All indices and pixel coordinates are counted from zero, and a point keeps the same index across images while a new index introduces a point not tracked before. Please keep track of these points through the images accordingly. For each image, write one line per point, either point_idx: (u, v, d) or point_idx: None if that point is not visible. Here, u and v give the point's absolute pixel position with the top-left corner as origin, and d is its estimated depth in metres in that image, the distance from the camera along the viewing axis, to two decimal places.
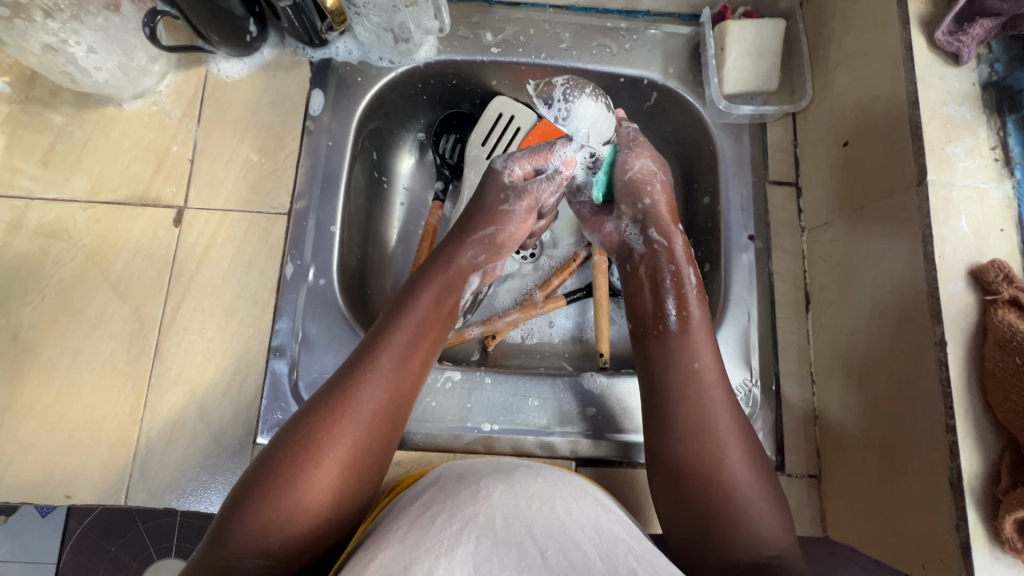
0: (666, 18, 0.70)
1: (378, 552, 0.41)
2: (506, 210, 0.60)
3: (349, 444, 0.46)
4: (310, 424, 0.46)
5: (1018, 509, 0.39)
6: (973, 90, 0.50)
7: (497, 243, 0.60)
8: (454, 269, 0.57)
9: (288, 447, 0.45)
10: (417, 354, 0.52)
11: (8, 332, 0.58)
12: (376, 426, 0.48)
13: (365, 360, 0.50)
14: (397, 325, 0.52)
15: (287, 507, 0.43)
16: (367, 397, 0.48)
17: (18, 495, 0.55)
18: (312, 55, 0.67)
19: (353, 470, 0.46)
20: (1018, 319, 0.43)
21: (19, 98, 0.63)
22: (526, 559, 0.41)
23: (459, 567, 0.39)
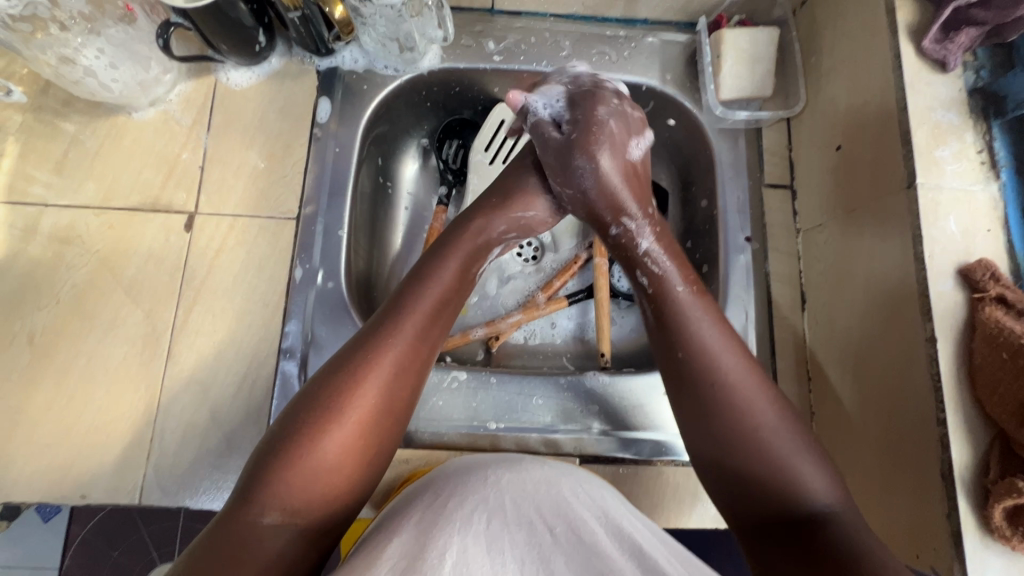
0: (664, 27, 0.72)
1: (394, 536, 0.43)
2: (548, 197, 0.62)
3: (371, 402, 0.47)
4: (331, 384, 0.47)
5: (1006, 498, 0.41)
6: (960, 96, 0.52)
7: (530, 227, 0.63)
8: (483, 240, 0.59)
9: (310, 408, 0.46)
10: (437, 318, 0.53)
11: (23, 336, 0.59)
12: (398, 387, 0.49)
13: (386, 323, 0.51)
14: (416, 289, 0.53)
15: (310, 464, 0.44)
16: (388, 358, 0.49)
17: (33, 495, 0.56)
18: (319, 64, 0.68)
19: (373, 428, 0.47)
20: (1004, 316, 0.45)
21: (33, 107, 0.64)
22: (537, 537, 0.44)
23: (472, 544, 0.42)
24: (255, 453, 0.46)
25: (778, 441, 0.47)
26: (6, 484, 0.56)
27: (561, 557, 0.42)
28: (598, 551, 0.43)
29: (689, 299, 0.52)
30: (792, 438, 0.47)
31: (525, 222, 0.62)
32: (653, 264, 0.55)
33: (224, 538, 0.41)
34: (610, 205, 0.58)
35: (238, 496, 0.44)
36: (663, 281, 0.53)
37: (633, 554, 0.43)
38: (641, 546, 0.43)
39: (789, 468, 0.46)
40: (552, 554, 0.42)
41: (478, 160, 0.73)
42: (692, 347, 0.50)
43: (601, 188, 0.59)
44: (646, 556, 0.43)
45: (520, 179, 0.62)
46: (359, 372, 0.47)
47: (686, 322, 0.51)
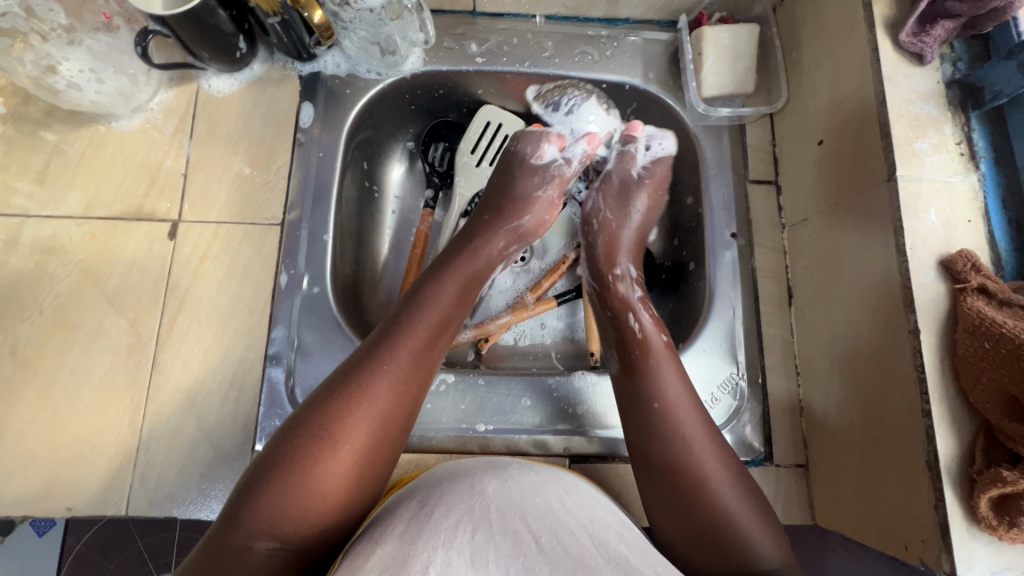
0: (646, 25, 0.72)
1: (379, 548, 0.43)
2: (538, 195, 0.65)
3: (365, 432, 0.46)
4: (325, 411, 0.46)
5: (992, 488, 0.41)
6: (938, 88, 0.52)
7: (525, 232, 0.64)
8: (484, 257, 0.60)
9: (304, 434, 0.45)
10: (433, 344, 0.53)
11: (6, 348, 0.59)
12: (394, 416, 0.49)
13: (382, 349, 0.50)
14: (414, 312, 0.53)
15: (302, 493, 0.44)
16: (382, 388, 0.48)
17: (18, 509, 0.55)
18: (301, 69, 0.68)
19: (366, 458, 0.46)
20: (985, 305, 0.45)
21: (13, 118, 0.64)
22: (522, 547, 0.43)
23: (456, 556, 0.41)
24: (243, 475, 0.46)
25: (736, 513, 0.47)
26: None
27: (545, 568, 0.41)
28: (584, 563, 0.42)
29: (664, 350, 0.55)
30: (743, 495, 0.48)
31: (522, 229, 0.64)
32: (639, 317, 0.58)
33: (217, 558, 0.42)
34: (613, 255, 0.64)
35: (224, 522, 0.43)
36: (648, 335, 0.56)
37: (619, 566, 0.42)
38: (628, 559, 0.43)
39: (734, 526, 0.46)
40: (535, 565, 0.41)
41: (464, 163, 0.73)
42: (666, 395, 0.51)
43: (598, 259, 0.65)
44: (632, 567, 0.42)
45: (510, 186, 0.65)
46: (353, 400, 0.47)
47: (653, 365, 0.54)
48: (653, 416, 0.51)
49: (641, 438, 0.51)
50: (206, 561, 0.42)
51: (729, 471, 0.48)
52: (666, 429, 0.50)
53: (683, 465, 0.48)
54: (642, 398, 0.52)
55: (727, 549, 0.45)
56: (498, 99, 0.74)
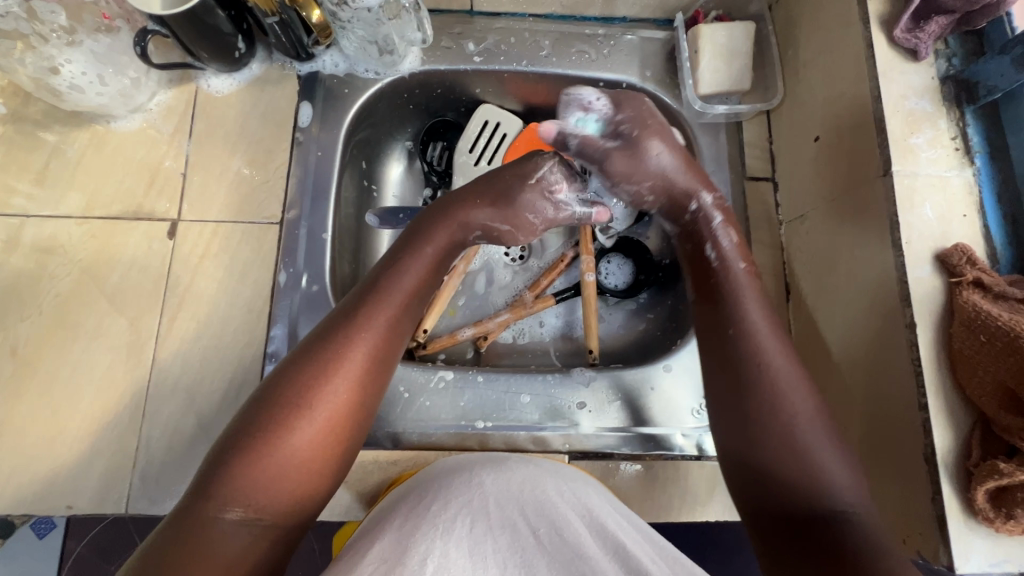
0: (643, 24, 0.72)
1: (380, 535, 0.44)
2: (528, 216, 0.61)
3: (339, 396, 0.47)
4: (297, 380, 0.47)
5: (988, 480, 0.42)
6: (933, 84, 0.52)
7: (498, 238, 0.62)
8: (459, 235, 0.59)
9: (277, 403, 0.46)
10: (407, 312, 0.53)
11: (6, 348, 0.59)
12: (367, 381, 0.49)
13: (355, 318, 0.50)
14: (389, 282, 0.53)
15: (275, 460, 0.44)
16: (355, 355, 0.49)
17: (18, 508, 0.55)
18: (299, 69, 0.68)
19: (339, 422, 0.47)
20: (981, 298, 0.45)
21: (13, 119, 0.64)
22: (520, 540, 0.44)
23: (455, 550, 0.42)
24: (212, 447, 0.45)
25: (813, 442, 0.46)
26: None
27: (543, 560, 0.43)
28: (581, 553, 0.43)
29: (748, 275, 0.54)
30: (824, 432, 0.47)
31: (500, 232, 0.62)
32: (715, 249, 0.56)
33: (184, 533, 0.40)
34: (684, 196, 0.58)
35: (196, 491, 0.43)
36: (727, 258, 0.55)
37: (617, 555, 0.43)
38: (627, 548, 0.44)
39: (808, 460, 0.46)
40: (533, 558, 0.43)
41: (462, 161, 0.73)
42: (745, 327, 0.51)
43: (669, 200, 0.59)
44: (631, 558, 0.43)
45: (508, 189, 0.60)
46: (327, 366, 0.47)
47: (736, 296, 0.53)
48: (736, 354, 0.51)
49: (733, 367, 0.50)
50: (174, 532, 0.40)
51: (811, 402, 0.48)
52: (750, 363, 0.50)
53: (762, 403, 0.48)
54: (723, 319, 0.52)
55: (796, 487, 0.45)
56: (496, 98, 0.75)
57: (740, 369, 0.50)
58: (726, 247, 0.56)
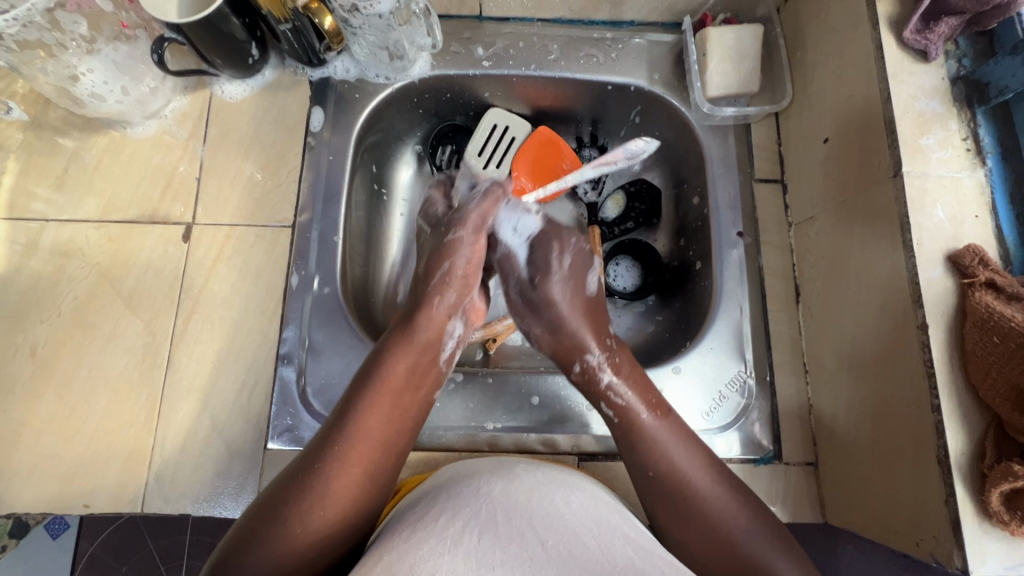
0: (650, 28, 0.73)
1: (385, 553, 0.43)
2: (451, 239, 0.57)
3: (352, 472, 0.48)
4: (315, 466, 0.48)
5: (1003, 483, 0.41)
6: (943, 85, 0.52)
7: (456, 275, 0.56)
8: (449, 305, 0.56)
9: (291, 488, 0.47)
10: (412, 389, 0.53)
11: (26, 349, 0.60)
12: (376, 464, 0.49)
13: (358, 400, 0.51)
14: (391, 360, 0.53)
15: (288, 542, 0.45)
16: (363, 442, 0.49)
17: (36, 507, 0.56)
18: (311, 75, 0.69)
19: (356, 504, 0.48)
20: (994, 299, 0.44)
21: (33, 125, 0.66)
22: (527, 551, 0.43)
23: (461, 563, 0.42)
24: (236, 524, 0.47)
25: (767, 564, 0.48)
26: (11, 494, 0.56)
27: (551, 571, 0.41)
28: (588, 564, 0.42)
29: (659, 422, 0.53)
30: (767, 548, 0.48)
31: (466, 280, 0.57)
32: (612, 394, 0.54)
33: None
34: (571, 347, 0.57)
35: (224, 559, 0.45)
36: (627, 413, 0.53)
37: (626, 570, 0.42)
38: (634, 562, 0.43)
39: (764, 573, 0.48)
40: (541, 568, 0.41)
41: (472, 164, 0.74)
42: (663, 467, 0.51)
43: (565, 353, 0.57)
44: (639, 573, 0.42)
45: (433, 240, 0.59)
46: (336, 451, 0.48)
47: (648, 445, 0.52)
48: (677, 485, 0.50)
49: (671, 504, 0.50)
50: None
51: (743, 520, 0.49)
52: (698, 512, 0.50)
53: (702, 527, 0.49)
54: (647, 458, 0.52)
55: None
56: (504, 101, 0.75)
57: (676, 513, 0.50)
58: (626, 400, 0.54)
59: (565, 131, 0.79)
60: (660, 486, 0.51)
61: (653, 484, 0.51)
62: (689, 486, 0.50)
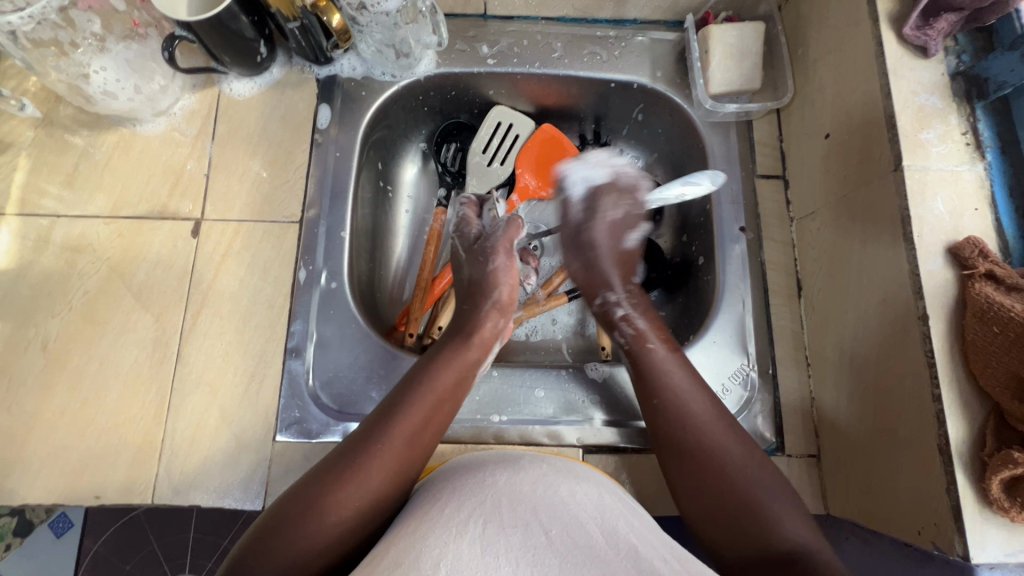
0: (653, 26, 0.74)
1: (394, 544, 0.44)
2: (491, 268, 0.63)
3: (380, 475, 0.49)
4: (345, 466, 0.49)
5: (1003, 470, 0.42)
6: (942, 80, 0.53)
7: (504, 303, 0.62)
8: (484, 335, 0.60)
9: (317, 484, 0.48)
10: (444, 407, 0.54)
11: (37, 343, 0.61)
12: (403, 472, 0.50)
13: (394, 411, 0.52)
14: (428, 377, 0.55)
15: (306, 533, 0.45)
16: (403, 429, 0.51)
17: (48, 498, 0.57)
18: (318, 73, 0.70)
19: (389, 486, 0.49)
20: (994, 290, 0.45)
21: (44, 123, 0.67)
22: (532, 540, 0.43)
23: (466, 549, 0.42)
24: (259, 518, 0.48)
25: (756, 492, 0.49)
26: (23, 485, 0.57)
27: (555, 560, 0.42)
28: (592, 553, 0.42)
29: (663, 351, 0.58)
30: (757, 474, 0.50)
31: (506, 306, 0.62)
32: (626, 325, 0.61)
33: None
34: (598, 282, 0.64)
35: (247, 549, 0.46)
36: (640, 338, 0.59)
37: (629, 557, 0.43)
38: (638, 550, 0.44)
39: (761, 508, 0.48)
40: (544, 558, 0.42)
41: (476, 162, 0.75)
42: (666, 394, 0.56)
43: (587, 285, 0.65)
44: (642, 561, 0.42)
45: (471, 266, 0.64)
46: (365, 454, 0.49)
47: (656, 368, 0.57)
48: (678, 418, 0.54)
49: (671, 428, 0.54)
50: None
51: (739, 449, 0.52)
52: (695, 446, 0.52)
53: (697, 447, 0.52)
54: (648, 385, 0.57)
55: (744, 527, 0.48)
56: (509, 99, 0.76)
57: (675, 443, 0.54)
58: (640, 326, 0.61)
59: (568, 129, 0.80)
60: (662, 416, 0.55)
61: (656, 419, 0.55)
62: (688, 417, 0.54)
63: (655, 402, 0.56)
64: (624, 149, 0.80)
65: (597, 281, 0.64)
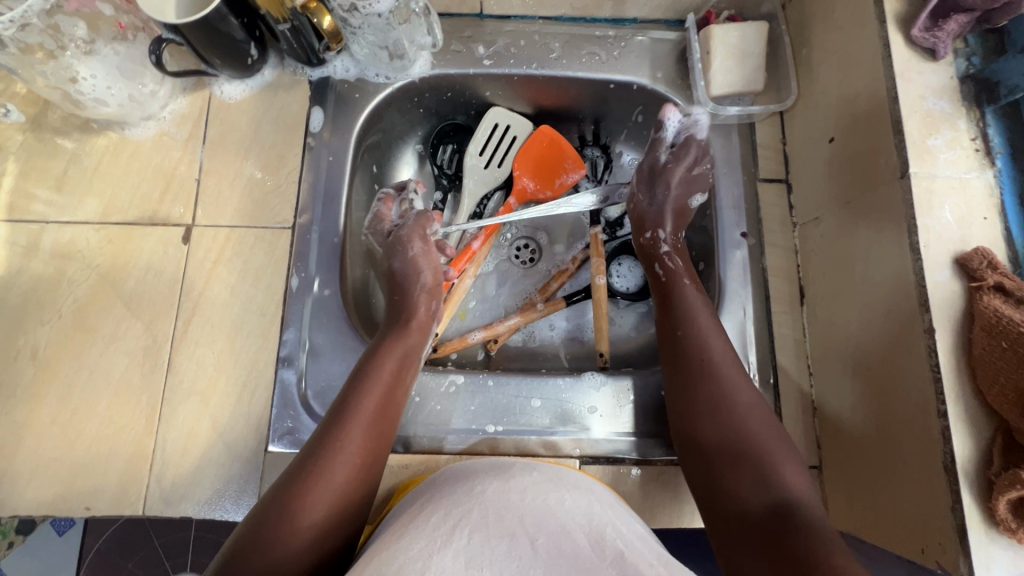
0: (654, 25, 0.72)
1: (374, 555, 0.43)
2: (410, 257, 0.64)
3: (342, 468, 0.49)
4: (311, 463, 0.49)
5: (1010, 490, 0.41)
6: (951, 84, 0.51)
7: (433, 288, 0.64)
8: (415, 320, 0.62)
9: (288, 484, 0.48)
10: (394, 392, 0.55)
11: (27, 351, 0.60)
12: (363, 461, 0.51)
13: (347, 403, 0.53)
14: (371, 368, 0.56)
15: (284, 534, 0.45)
16: (363, 414, 0.53)
17: (38, 510, 0.56)
18: (311, 74, 0.69)
19: (360, 467, 0.51)
20: (1003, 304, 0.44)
21: (32, 126, 0.66)
22: (517, 550, 0.42)
23: (450, 562, 0.40)
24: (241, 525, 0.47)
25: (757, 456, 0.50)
26: (12, 496, 0.56)
27: (539, 569, 0.41)
28: (579, 564, 0.41)
29: (694, 289, 0.61)
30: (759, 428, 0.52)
31: (435, 289, 0.65)
32: (669, 259, 0.65)
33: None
34: (645, 217, 0.67)
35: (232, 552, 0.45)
36: (673, 273, 0.63)
37: (617, 565, 0.42)
38: (626, 556, 0.42)
39: (767, 456, 0.50)
40: (529, 568, 0.41)
41: (473, 164, 0.74)
42: (690, 324, 0.58)
43: (637, 220, 0.68)
44: (632, 566, 0.41)
45: (393, 257, 0.65)
46: (327, 449, 0.50)
47: (680, 300, 0.60)
48: (691, 353, 0.57)
49: (685, 367, 0.56)
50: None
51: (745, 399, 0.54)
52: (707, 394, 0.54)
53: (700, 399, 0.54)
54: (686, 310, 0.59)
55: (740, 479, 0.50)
56: (506, 101, 0.75)
57: (689, 376, 0.56)
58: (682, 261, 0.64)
59: (567, 130, 0.78)
60: (684, 347, 0.57)
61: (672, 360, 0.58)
62: (705, 358, 0.56)
63: (680, 334, 0.58)
64: (623, 150, 0.78)
65: (650, 218, 0.67)
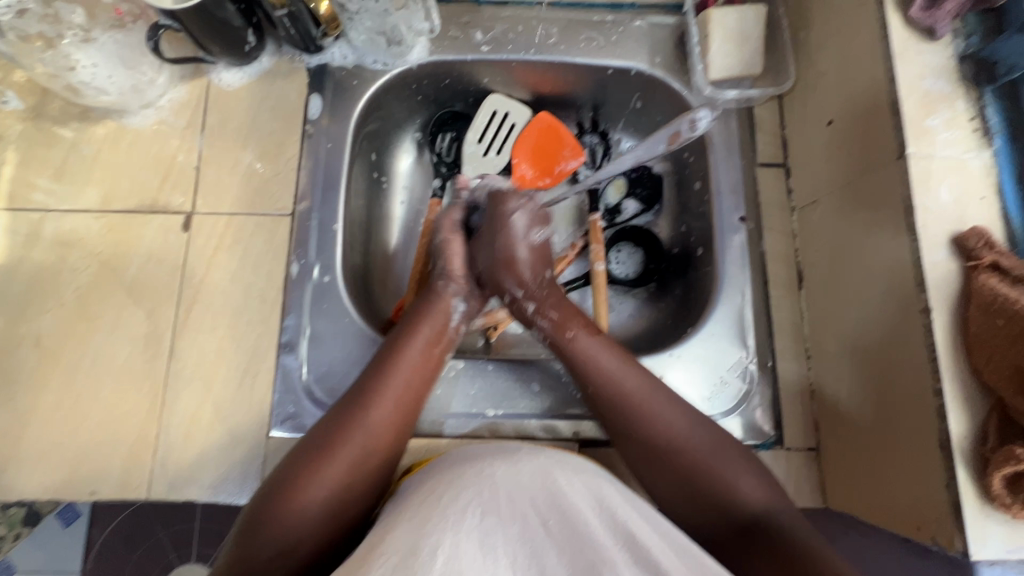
0: (652, 9, 0.71)
1: (385, 532, 0.43)
2: (441, 241, 0.64)
3: (356, 448, 0.50)
4: (326, 438, 0.50)
5: (1006, 466, 0.41)
6: (950, 64, 0.51)
7: (463, 270, 0.63)
8: (444, 299, 0.61)
9: (301, 457, 0.49)
10: (418, 376, 0.55)
11: (30, 339, 0.60)
12: (382, 441, 0.51)
13: (370, 382, 0.53)
14: (396, 350, 0.56)
15: (294, 509, 0.46)
16: (386, 395, 0.53)
17: (43, 494, 0.57)
18: (308, 62, 0.69)
19: (379, 447, 0.51)
20: (999, 282, 0.44)
21: (32, 116, 0.66)
22: (530, 533, 0.44)
23: (464, 542, 0.42)
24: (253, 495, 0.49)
25: (717, 468, 0.51)
26: (18, 481, 0.57)
27: (552, 551, 0.43)
28: (589, 543, 0.43)
29: (585, 333, 0.58)
30: (708, 445, 0.52)
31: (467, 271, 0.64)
32: (542, 318, 0.60)
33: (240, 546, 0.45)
34: (497, 286, 0.63)
35: (246, 522, 0.47)
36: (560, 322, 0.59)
37: (628, 546, 0.43)
38: (637, 536, 0.43)
39: (718, 475, 0.50)
40: (542, 549, 0.43)
41: (472, 151, 0.74)
42: (600, 374, 0.56)
43: (492, 283, 0.63)
44: (641, 546, 0.42)
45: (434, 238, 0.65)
46: (345, 426, 0.51)
47: (580, 348, 0.57)
48: (617, 397, 0.55)
49: (619, 413, 0.54)
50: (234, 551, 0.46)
51: (682, 418, 0.53)
52: (642, 430, 0.53)
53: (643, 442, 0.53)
54: (587, 356, 0.57)
55: (709, 498, 0.50)
56: (504, 87, 0.75)
57: (617, 423, 0.55)
58: (562, 307, 0.60)
59: (566, 117, 0.78)
60: (600, 404, 0.55)
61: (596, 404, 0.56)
62: (620, 395, 0.54)
63: (591, 387, 0.56)
64: (622, 137, 0.78)
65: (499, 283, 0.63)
